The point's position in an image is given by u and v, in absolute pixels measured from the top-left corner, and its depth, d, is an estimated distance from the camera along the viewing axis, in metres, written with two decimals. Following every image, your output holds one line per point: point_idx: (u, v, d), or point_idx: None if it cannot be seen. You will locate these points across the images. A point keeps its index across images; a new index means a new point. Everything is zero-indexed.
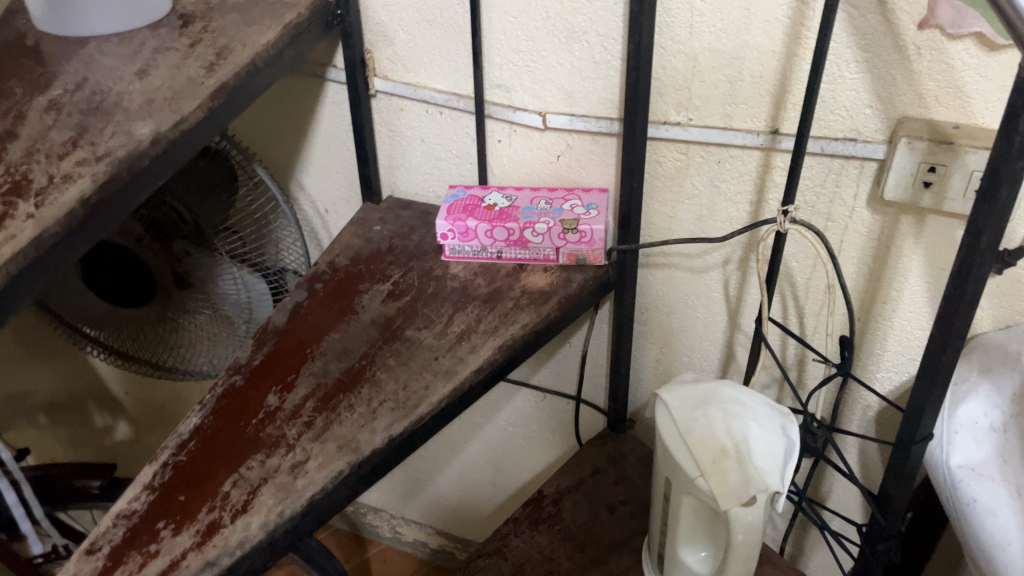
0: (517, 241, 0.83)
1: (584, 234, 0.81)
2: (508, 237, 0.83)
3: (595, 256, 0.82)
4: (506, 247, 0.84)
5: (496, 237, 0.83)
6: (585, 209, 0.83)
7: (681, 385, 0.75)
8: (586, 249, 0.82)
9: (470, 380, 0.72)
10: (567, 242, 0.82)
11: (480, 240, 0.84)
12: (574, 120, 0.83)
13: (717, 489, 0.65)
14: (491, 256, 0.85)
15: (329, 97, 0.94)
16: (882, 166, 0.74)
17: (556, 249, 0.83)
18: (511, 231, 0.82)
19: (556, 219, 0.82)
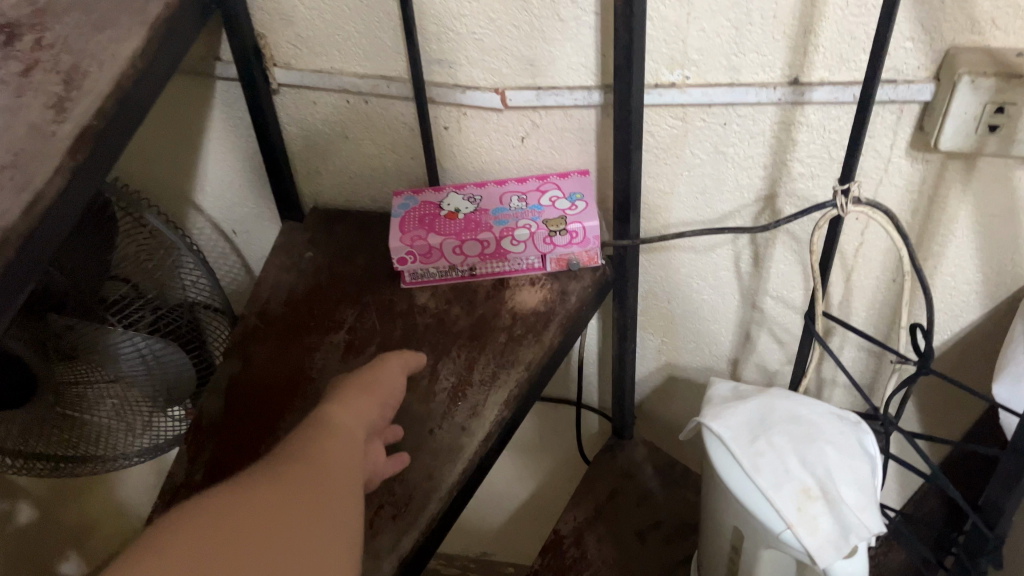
0: (494, 254, 0.67)
1: (575, 235, 0.65)
2: (483, 251, 0.66)
3: (590, 258, 0.67)
4: (481, 262, 0.67)
5: (467, 253, 0.66)
6: (570, 201, 0.67)
7: (725, 405, 0.63)
8: (579, 251, 0.67)
9: (479, 455, 0.57)
10: (556, 246, 0.66)
11: (448, 259, 0.67)
12: (541, 95, 0.66)
13: (811, 542, 0.53)
14: (464, 275, 0.69)
15: (218, 100, 0.75)
16: (927, 110, 0.61)
17: (542, 256, 0.67)
18: (485, 243, 0.65)
19: (539, 220, 0.66)
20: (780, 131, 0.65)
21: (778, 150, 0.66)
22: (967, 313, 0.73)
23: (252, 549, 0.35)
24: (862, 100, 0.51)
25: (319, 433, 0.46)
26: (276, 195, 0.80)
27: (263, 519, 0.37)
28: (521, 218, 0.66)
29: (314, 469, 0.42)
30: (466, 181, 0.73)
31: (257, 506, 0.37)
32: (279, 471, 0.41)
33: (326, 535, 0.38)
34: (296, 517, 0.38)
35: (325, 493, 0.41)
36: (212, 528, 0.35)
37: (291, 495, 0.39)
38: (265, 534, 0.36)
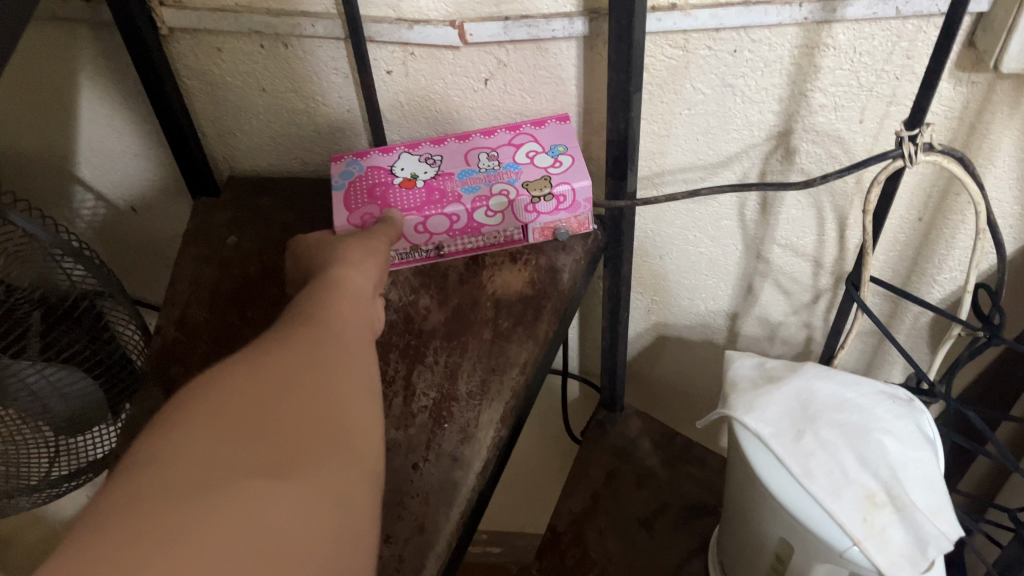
0: (466, 229, 0.55)
1: (563, 199, 0.53)
2: (453, 227, 0.54)
3: (581, 224, 0.56)
4: (449, 239, 0.56)
5: (432, 230, 0.55)
6: (552, 155, 0.55)
7: (757, 389, 0.54)
8: (567, 217, 0.55)
9: (475, 491, 0.46)
10: (540, 215, 0.54)
11: (409, 240, 0.55)
12: (510, 28, 0.53)
13: (885, 560, 0.45)
14: (428, 257, 0.57)
15: (95, 51, 0.59)
16: (983, 21, 0.50)
17: (523, 227, 0.55)
18: (453, 217, 0.54)
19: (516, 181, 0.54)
20: (802, 56, 0.54)
21: (797, 79, 0.55)
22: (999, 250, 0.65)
23: (279, 402, 0.30)
24: (946, 21, 0.40)
25: (332, 293, 0.41)
26: (183, 166, 0.65)
27: (288, 375, 0.32)
28: (495, 182, 0.54)
29: (340, 334, 0.37)
30: (421, 138, 0.61)
31: (280, 364, 0.33)
32: (302, 329, 0.36)
33: (358, 400, 0.34)
34: (329, 379, 0.33)
35: (354, 359, 0.36)
36: (235, 389, 0.30)
37: (323, 357, 0.34)
38: (292, 391, 0.31)
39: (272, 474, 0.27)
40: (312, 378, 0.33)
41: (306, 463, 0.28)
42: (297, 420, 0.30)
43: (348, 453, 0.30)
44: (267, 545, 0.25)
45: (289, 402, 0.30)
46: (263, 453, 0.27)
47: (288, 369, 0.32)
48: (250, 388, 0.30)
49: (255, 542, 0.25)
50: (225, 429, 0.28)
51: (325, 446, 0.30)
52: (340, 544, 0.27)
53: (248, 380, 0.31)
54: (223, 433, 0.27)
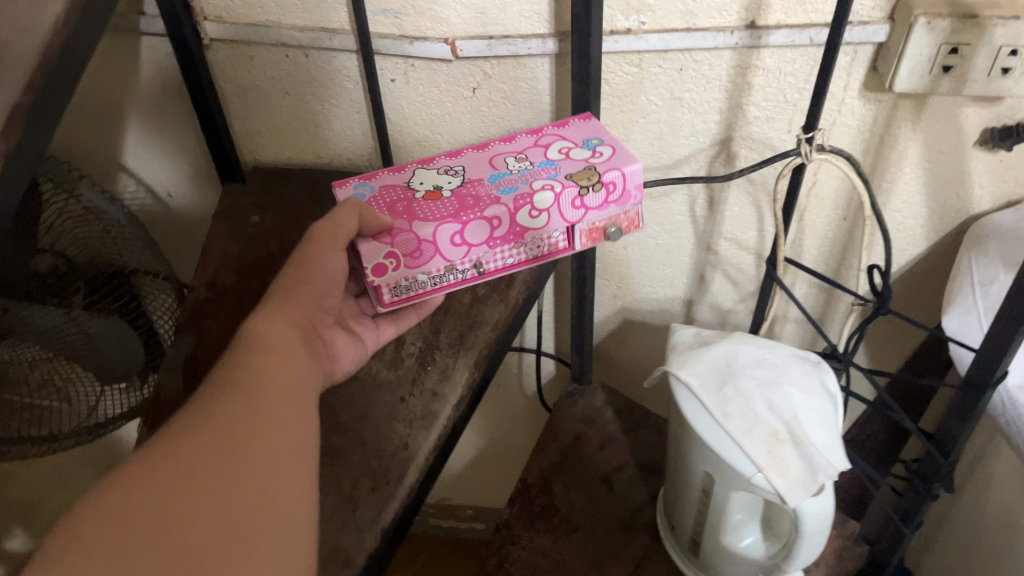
0: (507, 236, 0.55)
1: (612, 186, 0.56)
2: (494, 234, 0.55)
3: (631, 221, 0.58)
4: (488, 252, 0.55)
5: (472, 241, 0.54)
6: (589, 149, 0.59)
7: (692, 351, 0.64)
8: (617, 213, 0.58)
9: (452, 419, 0.56)
10: (588, 211, 0.56)
11: (444, 259, 0.54)
12: (493, 45, 0.64)
13: (782, 484, 0.55)
14: (460, 278, 0.56)
15: (146, 56, 0.70)
16: (880, 49, 0.61)
17: (570, 227, 0.56)
18: (494, 220, 0.54)
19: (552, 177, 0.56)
20: (736, 75, 0.65)
21: (734, 94, 0.66)
22: (912, 247, 0.75)
23: (176, 566, 0.31)
24: (829, 50, 0.50)
25: (248, 357, 0.43)
26: (215, 158, 0.75)
27: (189, 510, 0.33)
28: (533, 182, 0.56)
29: (262, 406, 0.40)
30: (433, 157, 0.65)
31: (187, 491, 0.34)
32: (215, 413, 0.39)
33: (282, 510, 0.36)
34: (246, 479, 0.36)
35: (275, 439, 0.39)
36: (134, 531, 0.32)
37: (240, 452, 0.37)
38: (205, 505, 0.34)
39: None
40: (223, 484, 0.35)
41: None
42: (216, 536, 0.33)
43: (260, 573, 0.33)
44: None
45: (197, 522, 0.33)
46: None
47: (194, 488, 0.34)
48: (153, 508, 0.33)
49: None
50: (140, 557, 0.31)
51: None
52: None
53: (150, 496, 0.33)
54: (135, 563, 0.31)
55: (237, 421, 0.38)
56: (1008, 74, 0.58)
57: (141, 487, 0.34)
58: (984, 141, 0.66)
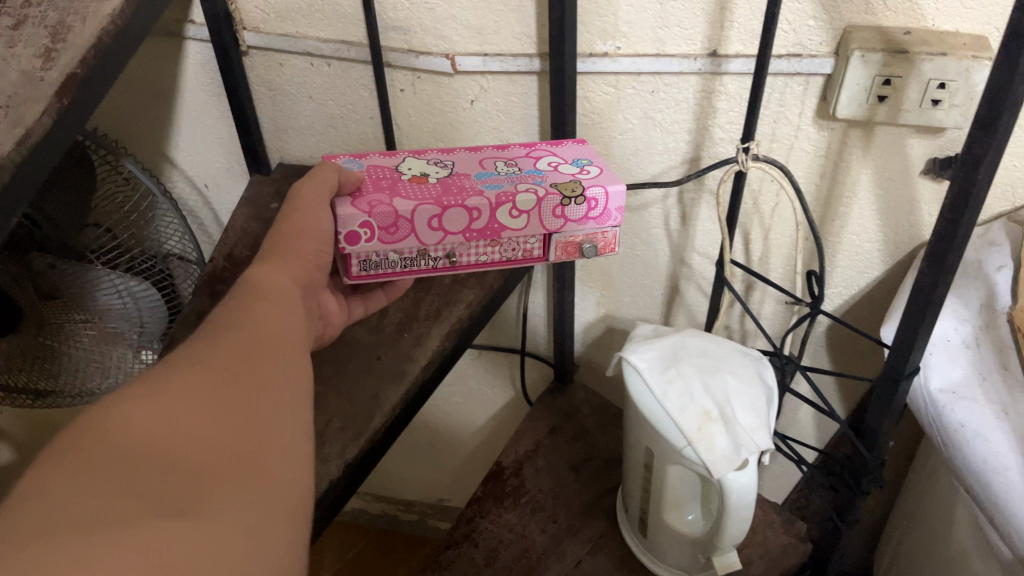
0: (481, 231, 0.61)
1: (593, 202, 0.61)
2: (471, 225, 0.60)
3: (606, 242, 0.64)
4: (460, 242, 0.61)
5: (447, 228, 0.60)
6: (576, 167, 0.65)
7: (645, 341, 0.71)
8: (595, 231, 0.64)
9: (421, 377, 0.64)
10: (568, 221, 0.62)
11: (416, 240, 0.60)
12: (488, 61, 0.73)
13: (707, 456, 0.61)
14: (429, 262, 0.62)
15: (191, 58, 0.80)
16: (828, 81, 0.68)
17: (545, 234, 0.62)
18: (473, 214, 0.60)
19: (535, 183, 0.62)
20: (703, 99, 0.72)
21: (700, 116, 0.73)
22: (870, 270, 0.80)
23: (169, 473, 0.31)
24: (758, 73, 0.59)
25: (249, 301, 0.45)
26: (245, 152, 0.85)
27: (184, 425, 0.33)
28: (518, 185, 0.61)
29: (262, 342, 0.41)
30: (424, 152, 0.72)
31: (178, 411, 0.34)
32: (218, 340, 0.40)
33: (275, 439, 0.36)
34: (248, 397, 0.37)
35: (274, 370, 0.40)
36: (128, 438, 0.31)
37: (243, 374, 0.38)
38: (210, 409, 0.35)
39: (172, 496, 0.30)
40: (225, 396, 0.36)
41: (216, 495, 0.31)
42: (210, 453, 0.33)
43: (257, 489, 0.33)
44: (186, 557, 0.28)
45: (200, 421, 0.34)
46: (169, 483, 0.30)
47: (184, 408, 0.34)
48: (157, 404, 0.34)
49: (179, 553, 0.28)
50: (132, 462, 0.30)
51: (228, 492, 0.32)
52: (260, 543, 0.31)
53: (153, 396, 0.34)
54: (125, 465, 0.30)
55: (231, 357, 0.39)
56: (937, 105, 0.64)
57: (145, 389, 0.35)
58: (929, 170, 0.71)
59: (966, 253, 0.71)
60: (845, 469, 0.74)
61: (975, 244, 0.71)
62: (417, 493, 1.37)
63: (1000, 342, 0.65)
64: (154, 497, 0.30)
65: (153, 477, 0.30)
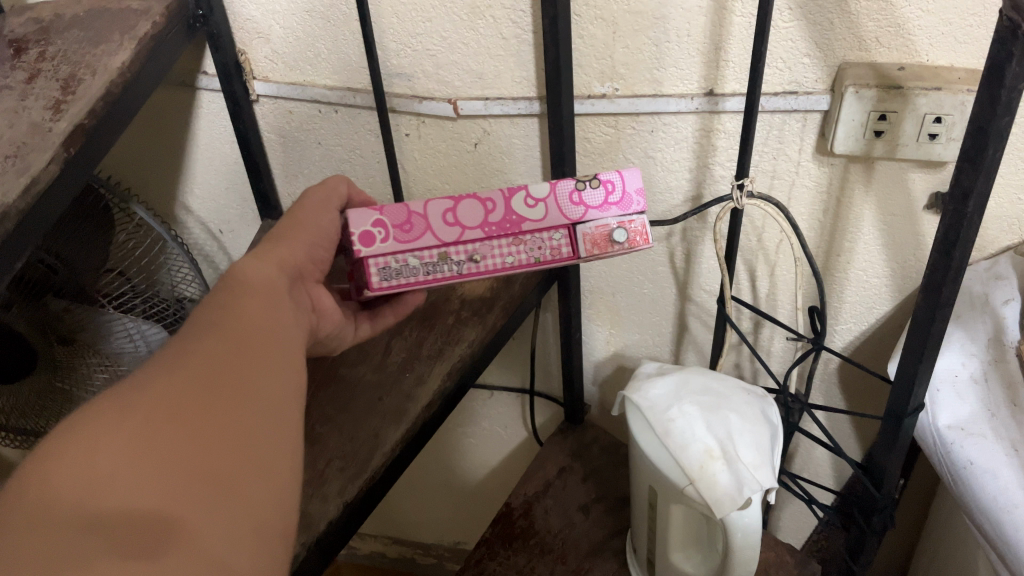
0: (502, 226, 0.55)
1: (608, 184, 0.55)
2: (488, 217, 0.55)
3: (639, 231, 0.56)
4: (481, 241, 0.55)
5: (465, 224, 0.55)
6: None
7: (647, 379, 0.71)
8: (621, 221, 0.56)
9: (422, 417, 0.64)
10: (588, 209, 0.56)
11: (435, 239, 0.54)
12: (488, 104, 0.74)
13: (709, 496, 0.60)
14: (453, 268, 0.55)
15: (203, 108, 0.83)
16: (826, 117, 0.68)
17: (566, 226, 0.56)
18: (488, 204, 0.55)
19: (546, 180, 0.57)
20: (702, 136, 0.72)
21: (700, 154, 0.73)
22: (880, 305, 0.79)
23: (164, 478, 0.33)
24: (748, 113, 0.63)
25: (232, 298, 0.44)
26: (256, 197, 0.87)
27: (179, 426, 0.35)
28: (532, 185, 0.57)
29: (243, 348, 0.41)
30: None
31: (175, 411, 0.36)
32: (197, 348, 0.40)
33: (265, 436, 0.38)
34: (224, 419, 0.37)
35: (254, 384, 0.40)
36: (126, 440, 0.33)
37: (221, 394, 0.38)
38: (185, 439, 0.35)
39: (141, 539, 0.30)
40: (199, 420, 0.36)
41: (207, 501, 0.33)
42: (203, 456, 0.35)
43: (247, 493, 0.35)
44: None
45: (176, 450, 0.34)
46: (165, 489, 0.33)
47: (182, 406, 0.36)
48: (129, 433, 0.34)
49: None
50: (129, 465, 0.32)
51: (218, 499, 0.34)
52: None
53: (121, 423, 0.34)
54: (122, 469, 0.32)
55: (229, 347, 0.40)
56: (935, 139, 0.64)
57: (117, 412, 0.35)
58: (932, 206, 0.70)
59: (972, 286, 0.69)
60: (854, 507, 0.74)
61: (981, 277, 0.69)
62: (434, 535, 1.37)
63: (1009, 376, 0.64)
64: (120, 540, 0.30)
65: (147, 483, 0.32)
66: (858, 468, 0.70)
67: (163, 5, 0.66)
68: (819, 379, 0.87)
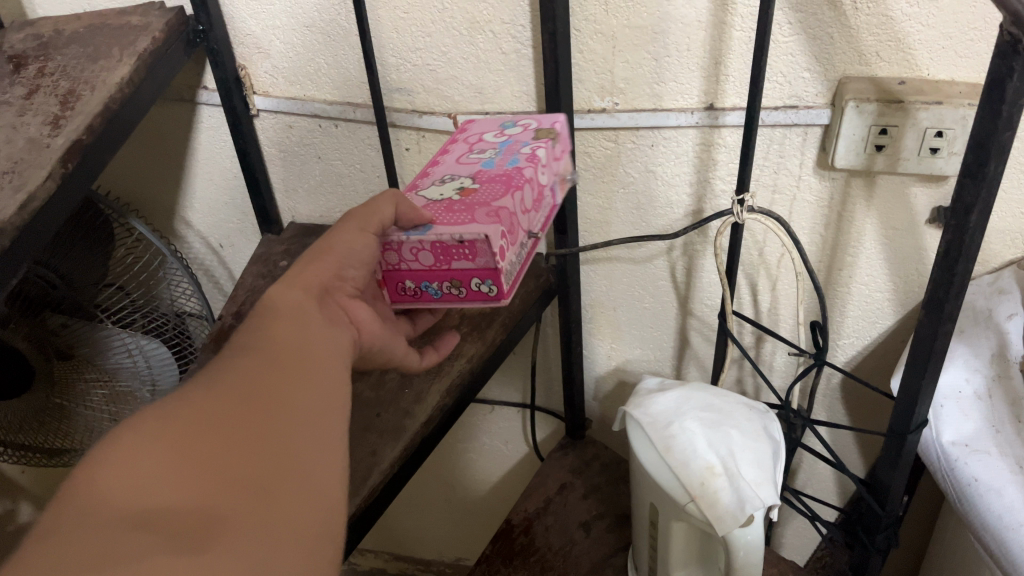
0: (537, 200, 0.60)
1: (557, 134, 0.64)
2: (530, 198, 0.58)
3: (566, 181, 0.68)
4: (531, 220, 0.59)
5: (524, 209, 0.57)
6: (516, 127, 0.65)
7: (648, 395, 0.71)
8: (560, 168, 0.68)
9: (421, 434, 0.63)
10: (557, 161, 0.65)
11: (519, 231, 0.56)
12: (488, 119, 0.74)
13: (710, 513, 0.59)
14: (524, 250, 0.58)
15: (204, 123, 0.83)
16: (827, 131, 0.67)
17: (552, 179, 0.64)
18: (527, 185, 0.57)
19: (528, 150, 0.60)
20: (702, 151, 0.72)
21: (701, 169, 0.73)
22: (882, 320, 0.79)
23: (206, 485, 0.33)
24: (748, 126, 0.63)
25: (272, 319, 0.44)
26: (256, 211, 0.87)
27: (221, 437, 0.36)
28: (526, 159, 0.59)
29: (285, 368, 0.41)
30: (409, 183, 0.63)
31: (216, 422, 0.36)
32: (241, 368, 0.40)
33: (309, 450, 0.38)
34: (266, 431, 0.37)
35: (297, 399, 0.40)
36: (169, 448, 0.34)
37: (263, 408, 0.38)
38: (226, 451, 0.35)
39: (190, 545, 0.31)
40: (245, 437, 0.36)
41: (249, 509, 0.34)
42: (244, 466, 0.35)
43: (292, 504, 0.36)
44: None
45: (219, 460, 0.35)
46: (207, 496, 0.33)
47: (225, 419, 0.37)
48: (175, 444, 0.34)
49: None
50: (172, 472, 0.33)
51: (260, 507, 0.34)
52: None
53: (165, 433, 0.35)
54: (165, 475, 0.33)
55: (272, 366, 0.41)
56: (936, 153, 0.63)
57: (163, 423, 0.35)
58: (934, 220, 0.70)
59: (976, 301, 0.68)
60: (857, 524, 0.73)
61: (984, 292, 0.68)
62: (435, 551, 1.36)
63: (1014, 393, 0.63)
64: (165, 541, 0.30)
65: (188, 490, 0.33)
66: (862, 485, 0.69)
67: (163, 20, 0.66)
68: (822, 394, 0.86)
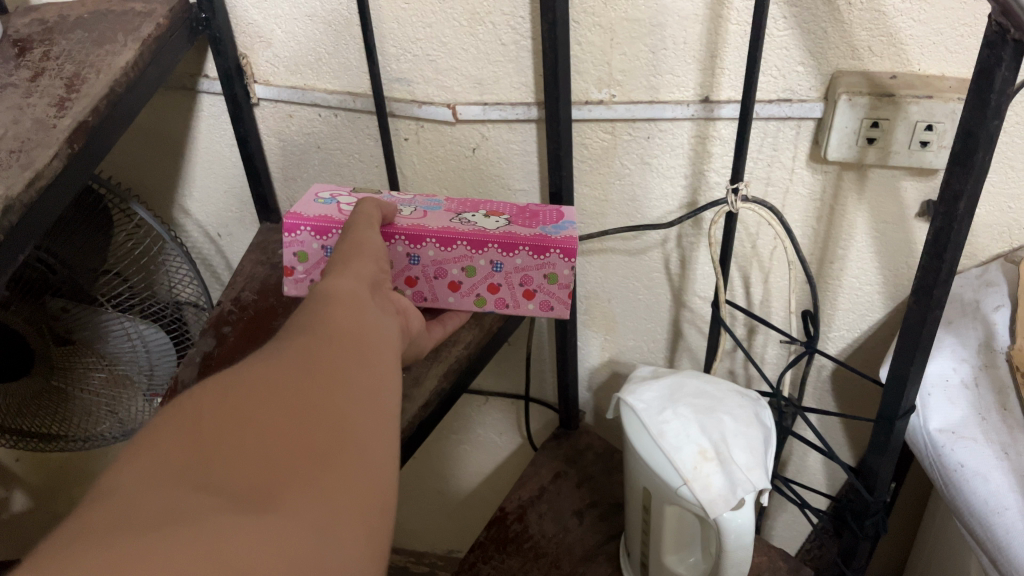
0: None
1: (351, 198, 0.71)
2: None
3: None
4: None
5: None
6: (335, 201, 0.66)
7: (643, 381, 0.72)
8: None
9: (419, 416, 0.64)
10: None
11: None
12: (487, 109, 0.75)
13: (704, 497, 0.60)
14: None
15: (204, 112, 0.84)
16: (820, 125, 0.69)
17: None
18: None
19: (408, 196, 0.68)
20: (697, 143, 0.73)
21: (696, 162, 0.74)
22: (872, 313, 0.80)
23: (255, 458, 0.32)
24: (743, 118, 0.64)
25: (322, 306, 0.44)
26: (255, 201, 0.88)
27: (269, 413, 0.34)
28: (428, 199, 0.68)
29: (336, 347, 0.40)
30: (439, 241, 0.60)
31: (263, 399, 0.35)
32: (291, 351, 0.39)
33: (364, 423, 0.37)
34: (318, 405, 0.36)
35: (347, 377, 0.38)
36: (217, 425, 0.33)
37: (312, 383, 0.37)
38: (276, 425, 0.34)
39: (240, 514, 0.29)
40: (296, 412, 0.35)
41: (301, 477, 0.32)
42: (295, 438, 0.33)
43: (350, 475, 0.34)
44: (241, 568, 0.28)
45: (268, 434, 0.33)
46: (255, 470, 0.31)
47: (272, 395, 0.35)
48: (221, 422, 0.33)
49: (243, 562, 0.28)
50: (219, 448, 0.32)
51: (313, 474, 0.32)
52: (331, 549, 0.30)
53: (213, 411, 0.33)
54: (212, 452, 0.31)
55: (318, 346, 0.40)
56: (926, 146, 0.65)
57: (210, 403, 0.34)
58: (923, 214, 0.71)
59: (964, 293, 0.70)
60: (847, 510, 0.74)
61: (972, 284, 0.70)
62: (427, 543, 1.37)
63: (1000, 382, 0.65)
64: (212, 508, 0.29)
65: (235, 462, 0.31)
66: (852, 473, 0.70)
67: (166, 6, 0.67)
68: (813, 384, 0.88)
